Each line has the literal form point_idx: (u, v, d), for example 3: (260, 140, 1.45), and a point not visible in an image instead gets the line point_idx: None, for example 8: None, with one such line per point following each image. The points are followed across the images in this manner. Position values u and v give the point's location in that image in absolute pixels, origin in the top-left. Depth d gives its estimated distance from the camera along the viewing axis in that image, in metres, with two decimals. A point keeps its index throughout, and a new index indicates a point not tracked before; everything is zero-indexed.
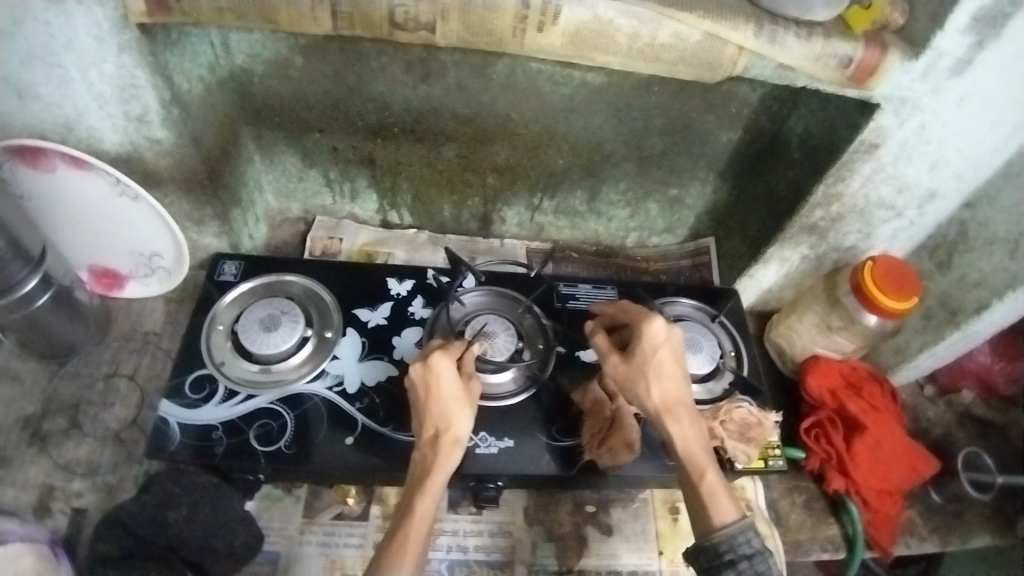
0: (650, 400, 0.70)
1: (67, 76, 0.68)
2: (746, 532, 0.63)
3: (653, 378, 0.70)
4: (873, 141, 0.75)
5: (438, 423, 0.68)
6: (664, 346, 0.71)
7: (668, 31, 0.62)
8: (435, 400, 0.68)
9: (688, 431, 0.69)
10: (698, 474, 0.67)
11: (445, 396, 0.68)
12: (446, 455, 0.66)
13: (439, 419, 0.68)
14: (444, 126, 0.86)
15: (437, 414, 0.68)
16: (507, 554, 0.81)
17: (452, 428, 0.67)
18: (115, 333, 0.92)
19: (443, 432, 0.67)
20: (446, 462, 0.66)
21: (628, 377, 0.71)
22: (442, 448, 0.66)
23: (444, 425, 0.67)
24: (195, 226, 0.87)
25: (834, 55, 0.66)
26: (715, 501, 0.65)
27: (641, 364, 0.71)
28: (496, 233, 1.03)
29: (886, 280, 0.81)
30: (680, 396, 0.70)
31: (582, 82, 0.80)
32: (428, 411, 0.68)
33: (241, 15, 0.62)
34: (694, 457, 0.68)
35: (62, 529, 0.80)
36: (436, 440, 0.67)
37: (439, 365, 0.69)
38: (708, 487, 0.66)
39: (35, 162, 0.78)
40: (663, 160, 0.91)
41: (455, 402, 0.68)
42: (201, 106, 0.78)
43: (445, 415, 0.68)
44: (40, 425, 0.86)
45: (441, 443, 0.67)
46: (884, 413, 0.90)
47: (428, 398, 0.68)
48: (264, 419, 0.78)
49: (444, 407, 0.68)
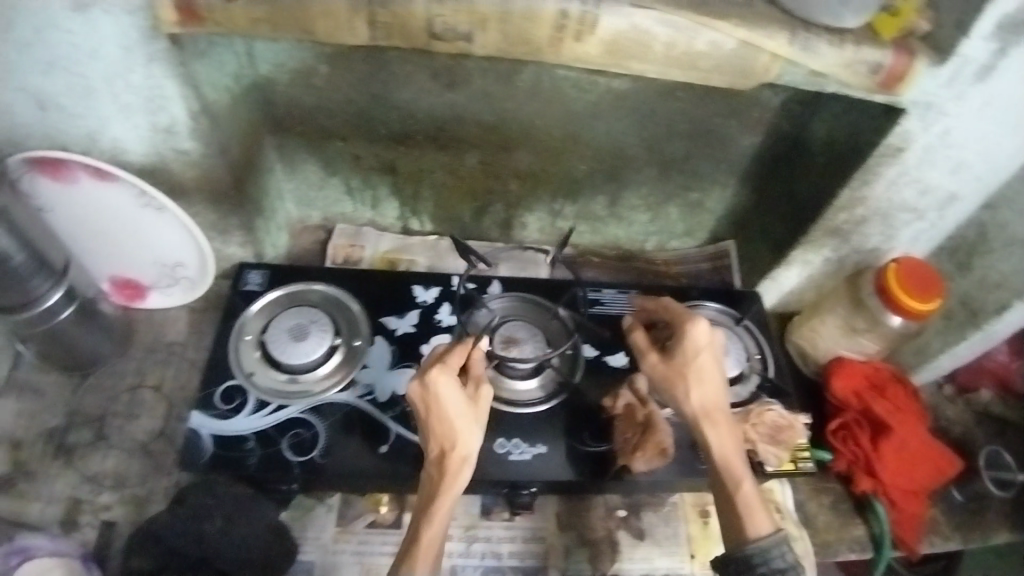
0: (689, 405, 0.71)
1: (92, 87, 0.68)
2: (781, 545, 0.63)
3: (693, 381, 0.71)
4: (899, 145, 0.75)
5: (442, 441, 0.65)
6: (705, 350, 0.72)
7: (704, 40, 0.62)
8: (437, 418, 0.66)
9: (725, 437, 0.70)
10: (733, 483, 0.68)
11: (448, 413, 0.65)
12: (454, 476, 0.64)
13: (443, 437, 0.65)
14: (468, 133, 0.86)
15: (441, 433, 0.65)
16: (541, 560, 0.83)
17: (458, 448, 0.65)
18: (138, 345, 0.92)
19: (449, 452, 0.65)
20: (454, 483, 0.64)
21: (669, 379, 0.72)
22: (449, 468, 0.64)
23: (449, 444, 0.65)
24: (220, 236, 0.87)
25: (864, 62, 0.66)
26: (750, 512, 0.66)
27: (682, 367, 0.72)
28: (517, 238, 1.03)
29: (910, 281, 0.81)
30: (719, 402, 0.71)
31: (607, 88, 0.80)
32: (432, 429, 0.66)
33: (276, 26, 0.61)
34: (730, 465, 0.69)
35: (92, 542, 0.79)
36: (442, 460, 0.65)
37: (439, 383, 0.65)
38: (741, 496, 0.67)
39: (56, 174, 0.77)
40: (685, 165, 0.91)
41: (460, 420, 0.65)
42: (229, 118, 0.76)
43: (451, 434, 0.65)
44: (65, 438, 0.85)
45: (447, 463, 0.64)
46: (908, 414, 0.90)
47: (432, 416, 0.66)
48: (297, 429, 0.78)
49: (447, 426, 0.65)
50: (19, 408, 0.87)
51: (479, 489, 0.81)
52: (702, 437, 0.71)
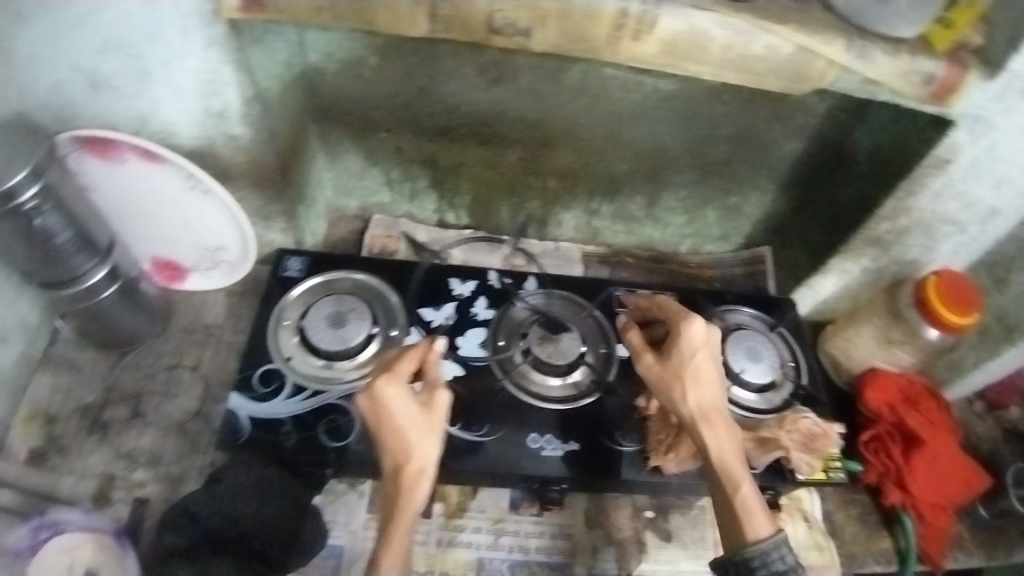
0: (685, 406, 0.70)
1: (146, 69, 0.68)
2: (781, 547, 0.63)
3: (689, 382, 0.70)
4: (946, 157, 0.74)
5: (396, 454, 0.64)
6: (701, 350, 0.71)
7: (763, 43, 0.63)
8: (389, 431, 0.65)
9: (720, 439, 0.68)
10: (733, 487, 0.67)
11: (401, 425, 0.64)
12: (411, 489, 0.63)
13: (396, 450, 0.64)
14: (512, 129, 0.86)
15: (395, 445, 0.64)
16: (568, 556, 0.83)
17: (413, 460, 0.64)
18: (176, 326, 0.93)
19: (405, 465, 0.64)
20: (412, 496, 0.63)
21: (664, 380, 0.71)
22: (406, 481, 0.63)
23: (403, 457, 0.64)
24: (262, 221, 0.88)
25: (919, 72, 0.66)
26: (750, 515, 0.65)
27: (678, 367, 0.71)
28: (551, 235, 1.03)
29: (949, 293, 0.81)
30: (716, 403, 0.70)
31: (653, 89, 0.79)
32: (385, 443, 0.65)
33: (337, 15, 0.63)
34: (729, 468, 0.68)
35: (124, 517, 0.80)
36: (398, 473, 0.64)
37: (388, 394, 0.65)
38: (742, 500, 0.66)
39: (104, 154, 0.78)
40: (726, 169, 0.91)
41: (412, 431, 0.64)
42: (279, 104, 0.78)
43: (405, 446, 0.64)
44: (101, 414, 0.86)
45: (403, 476, 0.64)
46: (942, 428, 0.89)
47: (383, 428, 0.65)
48: (333, 414, 0.79)
49: (400, 439, 0.64)
50: (56, 383, 0.88)
51: (510, 482, 0.82)
52: (699, 439, 0.69)
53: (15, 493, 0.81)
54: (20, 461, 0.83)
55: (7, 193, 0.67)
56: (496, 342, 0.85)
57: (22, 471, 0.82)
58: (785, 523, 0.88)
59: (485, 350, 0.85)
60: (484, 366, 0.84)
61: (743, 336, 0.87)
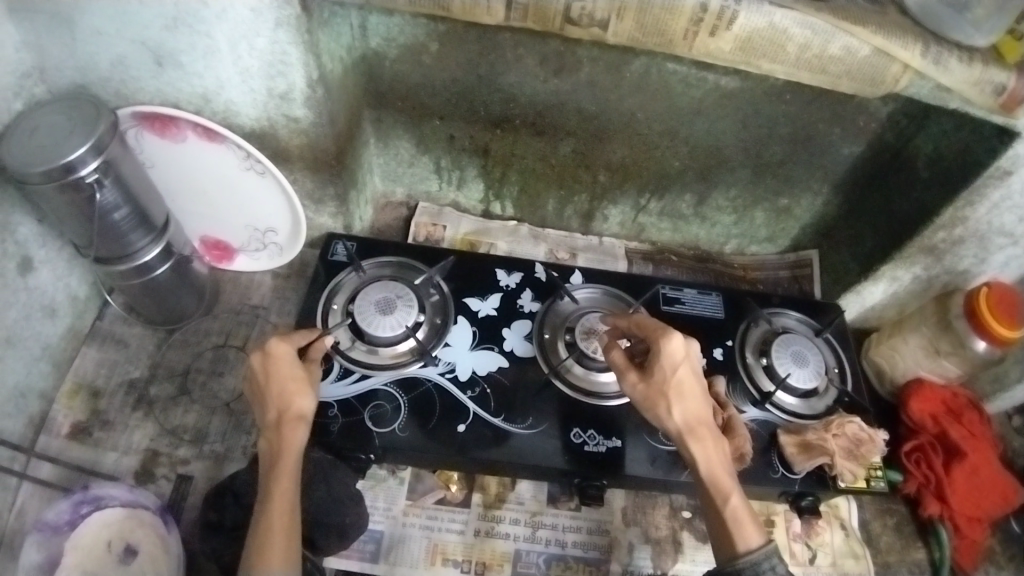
0: (672, 422, 0.68)
1: (215, 47, 0.68)
2: (771, 558, 0.60)
3: (674, 398, 0.68)
4: (1009, 167, 0.71)
5: (278, 405, 0.66)
6: (683, 364, 0.69)
7: (839, 44, 0.65)
8: (275, 382, 0.67)
9: (712, 454, 0.66)
10: (721, 499, 0.64)
11: (284, 377, 0.67)
12: (293, 434, 0.64)
13: (278, 402, 0.66)
14: (568, 121, 0.86)
15: (278, 396, 0.66)
16: (605, 552, 0.82)
17: (294, 406, 0.66)
18: (223, 307, 0.93)
19: (286, 412, 0.65)
20: (293, 440, 0.64)
21: (649, 398, 0.69)
22: (286, 427, 0.65)
23: (284, 405, 0.66)
24: (314, 204, 0.89)
25: (991, 82, 0.64)
26: (740, 526, 0.62)
27: (662, 383, 0.69)
28: (596, 230, 1.03)
29: (1000, 308, 0.79)
30: (701, 415, 0.68)
31: (714, 86, 0.79)
32: (268, 396, 0.66)
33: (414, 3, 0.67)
34: (718, 480, 0.65)
35: (166, 494, 0.80)
36: (279, 422, 0.65)
37: (278, 350, 0.68)
38: (732, 511, 0.63)
39: (164, 131, 0.79)
40: (780, 169, 0.90)
41: (294, 382, 0.67)
42: (339, 87, 0.78)
43: (285, 396, 0.66)
44: (146, 390, 0.86)
45: (285, 425, 0.65)
46: (983, 441, 0.88)
47: (268, 382, 0.67)
48: (378, 400, 0.79)
49: (282, 389, 0.66)
50: (103, 357, 0.88)
51: (551, 476, 0.81)
52: (687, 454, 0.67)
53: (57, 466, 0.80)
54: (63, 435, 0.83)
55: (66, 166, 0.66)
56: (542, 335, 0.86)
57: (65, 445, 0.82)
58: (822, 530, 0.87)
59: (531, 342, 0.85)
60: (529, 359, 0.84)
61: (788, 340, 0.86)
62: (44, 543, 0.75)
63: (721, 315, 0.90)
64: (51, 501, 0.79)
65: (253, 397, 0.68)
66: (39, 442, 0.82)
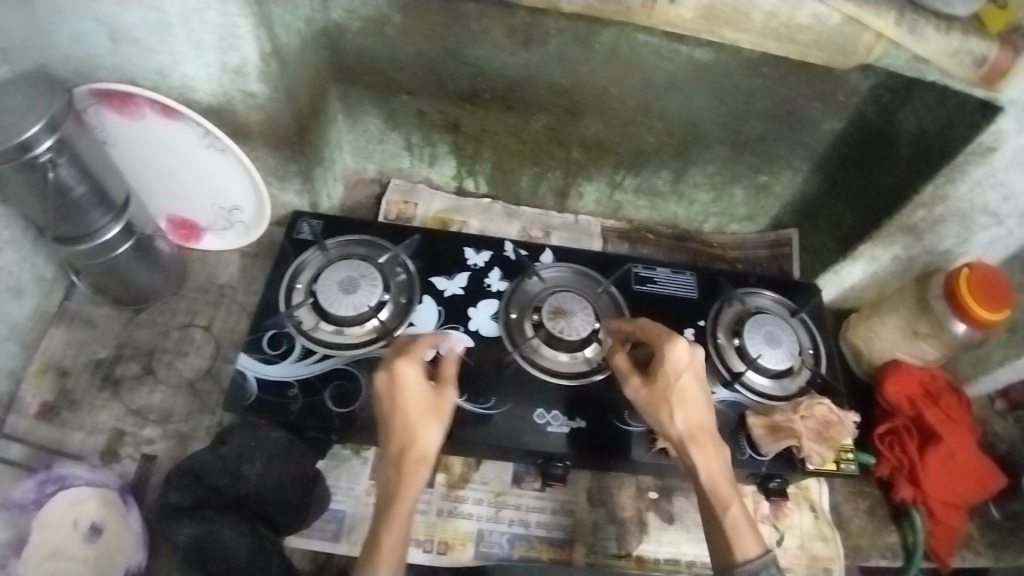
0: (673, 427, 0.67)
1: (167, 22, 0.66)
2: (769, 567, 0.60)
3: (676, 404, 0.68)
4: (991, 144, 0.70)
5: (401, 440, 0.65)
6: (686, 370, 0.69)
7: (807, 12, 0.63)
8: (402, 414, 0.65)
9: (713, 462, 0.66)
10: (721, 508, 0.64)
11: (412, 409, 0.65)
12: (413, 477, 0.63)
13: (401, 437, 0.65)
14: (538, 95, 0.84)
15: (403, 429, 0.65)
16: (569, 533, 0.82)
17: (418, 446, 0.64)
18: (190, 286, 0.93)
19: (408, 451, 0.64)
20: (413, 484, 0.64)
21: (651, 403, 0.69)
22: (407, 468, 0.64)
23: (408, 442, 0.65)
24: (278, 181, 0.87)
25: (970, 53, 0.63)
26: (738, 534, 0.62)
27: (664, 389, 0.69)
28: (571, 208, 1.01)
29: (981, 290, 0.77)
30: (705, 424, 0.68)
31: (688, 58, 0.76)
32: (393, 426, 0.65)
33: None
34: (719, 489, 0.65)
35: (131, 473, 0.81)
36: (402, 460, 0.64)
37: (405, 375, 0.66)
38: (731, 519, 0.63)
39: (122, 108, 0.77)
40: (758, 146, 0.88)
41: (420, 418, 0.65)
42: (297, 61, 0.76)
43: (410, 431, 0.65)
44: (113, 369, 0.87)
45: (406, 465, 0.64)
46: (960, 425, 0.86)
47: (394, 411, 0.66)
48: (339, 380, 0.78)
49: (407, 423, 0.65)
50: (71, 337, 0.88)
51: (514, 456, 0.81)
52: (688, 461, 0.67)
53: (25, 446, 0.81)
54: (32, 415, 0.83)
55: (22, 144, 0.65)
56: (508, 315, 0.84)
57: (34, 425, 0.83)
58: (790, 512, 0.86)
59: (497, 322, 0.84)
60: (495, 339, 0.83)
61: (761, 321, 0.84)
62: (13, 522, 0.76)
63: (695, 295, 0.88)
64: (18, 480, 0.79)
65: (380, 420, 0.67)
66: (8, 422, 0.82)
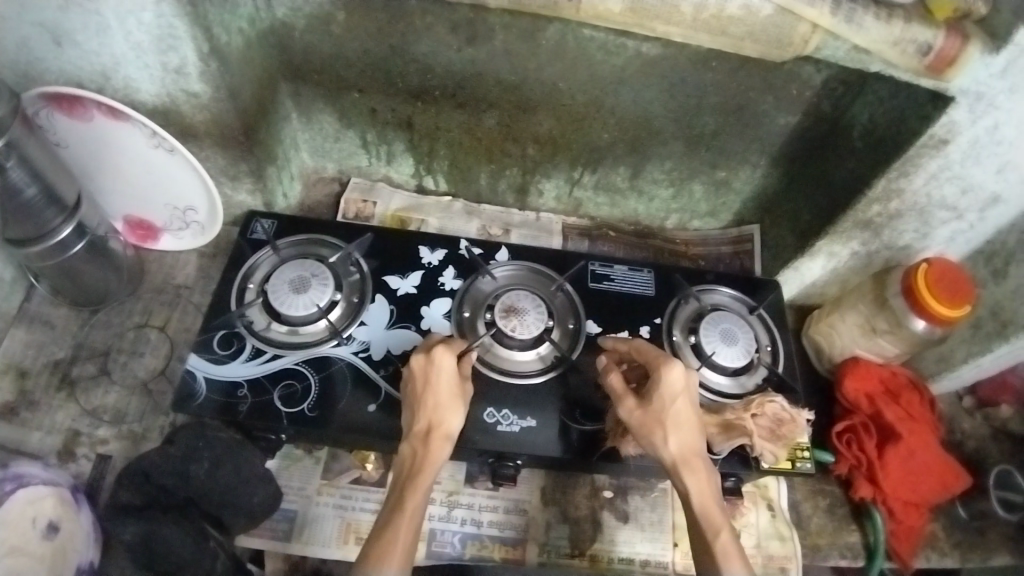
0: (667, 451, 0.67)
1: (104, 23, 0.66)
2: None
3: (671, 428, 0.67)
4: (943, 136, 0.68)
5: (430, 417, 0.68)
6: (682, 395, 0.68)
7: (737, 4, 0.64)
8: (433, 393, 0.68)
9: (704, 485, 0.67)
10: (712, 533, 0.65)
11: (443, 392, 0.69)
12: (437, 453, 0.66)
13: (431, 414, 0.68)
14: (488, 91, 0.83)
15: (432, 407, 0.68)
16: (521, 533, 0.82)
17: (445, 424, 0.67)
18: (148, 287, 0.94)
19: (435, 428, 0.67)
20: (436, 460, 0.66)
21: (645, 426, 0.68)
22: (433, 443, 0.67)
23: (435, 420, 0.68)
24: (230, 181, 0.87)
25: (913, 41, 0.62)
26: (728, 562, 0.63)
27: (660, 412, 0.68)
28: (532, 205, 1.01)
29: (940, 286, 0.75)
30: (696, 447, 0.68)
31: (636, 53, 0.75)
32: (423, 404, 0.68)
33: None
34: (709, 515, 0.66)
35: (85, 474, 0.81)
36: (427, 436, 0.67)
37: (441, 358, 0.69)
38: (721, 549, 0.64)
39: (72, 111, 0.77)
40: (713, 141, 0.86)
41: (449, 397, 0.68)
42: (240, 60, 0.75)
43: (438, 410, 0.68)
44: (70, 370, 0.87)
45: (432, 441, 0.67)
46: (920, 423, 0.86)
47: (426, 391, 0.69)
48: (289, 380, 0.78)
49: (437, 402, 0.68)
50: (30, 339, 0.89)
51: (465, 456, 0.80)
52: (682, 485, 0.67)
53: None
54: None
55: None
56: (461, 314, 0.83)
57: None
58: (747, 511, 0.85)
59: (449, 321, 0.83)
60: None
61: (718, 318, 0.83)
62: None
63: (651, 292, 0.88)
64: None
65: (406, 398, 0.70)
66: None
